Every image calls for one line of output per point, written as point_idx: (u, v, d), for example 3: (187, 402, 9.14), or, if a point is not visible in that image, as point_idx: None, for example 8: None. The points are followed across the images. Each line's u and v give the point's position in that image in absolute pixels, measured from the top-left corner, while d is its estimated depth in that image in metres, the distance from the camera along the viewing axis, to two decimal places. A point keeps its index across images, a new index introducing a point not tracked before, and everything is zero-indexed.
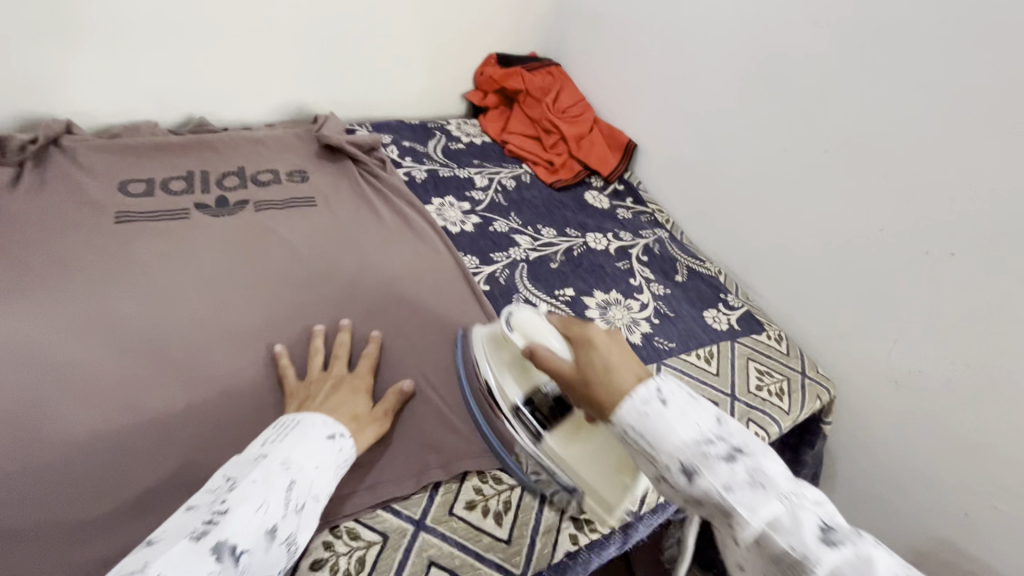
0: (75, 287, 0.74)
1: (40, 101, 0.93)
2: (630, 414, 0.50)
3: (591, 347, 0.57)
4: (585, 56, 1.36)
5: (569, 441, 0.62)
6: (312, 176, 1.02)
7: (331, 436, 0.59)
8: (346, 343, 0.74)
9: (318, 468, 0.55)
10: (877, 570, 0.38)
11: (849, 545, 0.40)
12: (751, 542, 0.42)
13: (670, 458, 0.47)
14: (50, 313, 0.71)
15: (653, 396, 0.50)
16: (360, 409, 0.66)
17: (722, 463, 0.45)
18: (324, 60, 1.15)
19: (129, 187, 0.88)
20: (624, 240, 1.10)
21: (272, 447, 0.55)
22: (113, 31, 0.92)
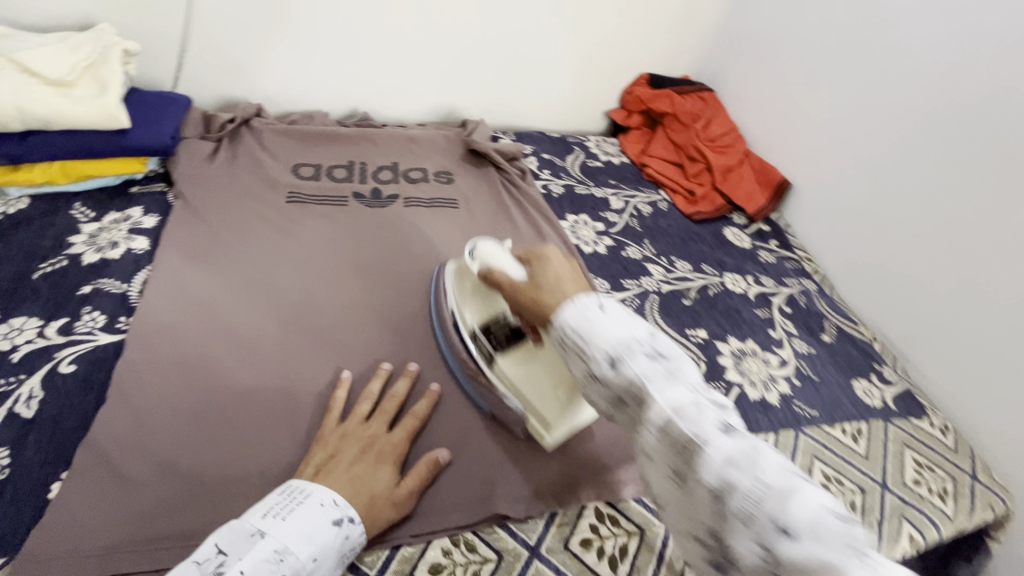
0: (238, 254, 0.79)
1: (239, 85, 1.04)
2: (568, 317, 0.49)
3: (542, 269, 0.57)
4: (744, 83, 1.27)
5: (517, 361, 0.65)
6: (457, 179, 1.05)
7: (337, 522, 0.49)
8: (398, 395, 0.64)
9: (315, 560, 0.46)
10: (763, 461, 0.39)
11: (744, 436, 0.41)
12: (656, 426, 0.42)
13: (599, 351, 0.46)
14: (216, 275, 0.75)
15: (593, 305, 0.49)
16: (380, 488, 0.55)
17: (646, 360, 0.45)
18: (481, 68, 1.18)
19: (301, 170, 0.96)
20: (765, 286, 1.01)
21: (273, 522, 0.47)
22: (306, 27, 1.01)
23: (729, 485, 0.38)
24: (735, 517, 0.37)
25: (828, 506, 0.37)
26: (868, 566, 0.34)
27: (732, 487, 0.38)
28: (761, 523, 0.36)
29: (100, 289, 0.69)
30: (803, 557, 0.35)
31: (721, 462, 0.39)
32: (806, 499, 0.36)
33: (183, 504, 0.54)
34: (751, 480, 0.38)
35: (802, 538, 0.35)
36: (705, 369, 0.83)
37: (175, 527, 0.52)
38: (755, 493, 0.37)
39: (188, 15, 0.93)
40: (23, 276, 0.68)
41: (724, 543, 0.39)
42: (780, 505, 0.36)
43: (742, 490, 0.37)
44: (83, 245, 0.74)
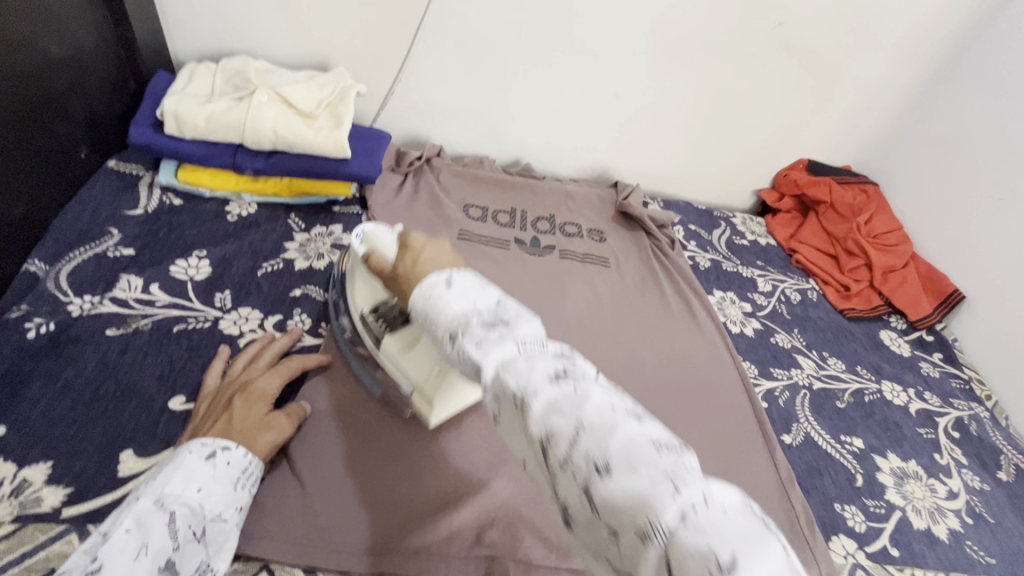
0: None
1: (426, 128, 1.16)
2: (418, 297, 0.46)
3: (406, 248, 0.53)
4: (915, 182, 1.21)
5: (400, 348, 0.60)
6: (608, 238, 1.08)
7: (210, 456, 0.51)
8: (271, 348, 0.67)
9: (202, 490, 0.48)
10: (589, 402, 0.36)
11: (571, 378, 0.37)
12: (495, 386, 0.39)
13: (446, 323, 0.42)
14: None
15: (441, 280, 0.46)
16: (250, 421, 0.57)
17: (480, 327, 0.41)
18: (641, 136, 1.22)
19: (470, 211, 1.04)
20: (929, 403, 0.93)
21: (140, 487, 0.48)
22: (494, 85, 1.11)
23: (553, 432, 0.35)
24: (559, 466, 0.34)
25: (647, 437, 0.34)
26: (680, 496, 0.30)
27: (556, 435, 0.35)
28: (585, 468, 0.33)
29: (308, 294, 0.78)
30: (615, 492, 0.32)
31: (545, 411, 0.36)
32: (621, 435, 0.33)
33: (362, 516, 0.58)
34: (569, 424, 0.35)
35: (617, 475, 0.32)
36: (862, 484, 0.77)
37: (354, 536, 0.56)
38: (573, 435, 0.34)
39: (402, 65, 1.06)
40: (251, 272, 0.79)
41: (560, 498, 0.35)
42: (598, 445, 0.33)
43: (562, 436, 0.34)
44: (295, 252, 0.84)
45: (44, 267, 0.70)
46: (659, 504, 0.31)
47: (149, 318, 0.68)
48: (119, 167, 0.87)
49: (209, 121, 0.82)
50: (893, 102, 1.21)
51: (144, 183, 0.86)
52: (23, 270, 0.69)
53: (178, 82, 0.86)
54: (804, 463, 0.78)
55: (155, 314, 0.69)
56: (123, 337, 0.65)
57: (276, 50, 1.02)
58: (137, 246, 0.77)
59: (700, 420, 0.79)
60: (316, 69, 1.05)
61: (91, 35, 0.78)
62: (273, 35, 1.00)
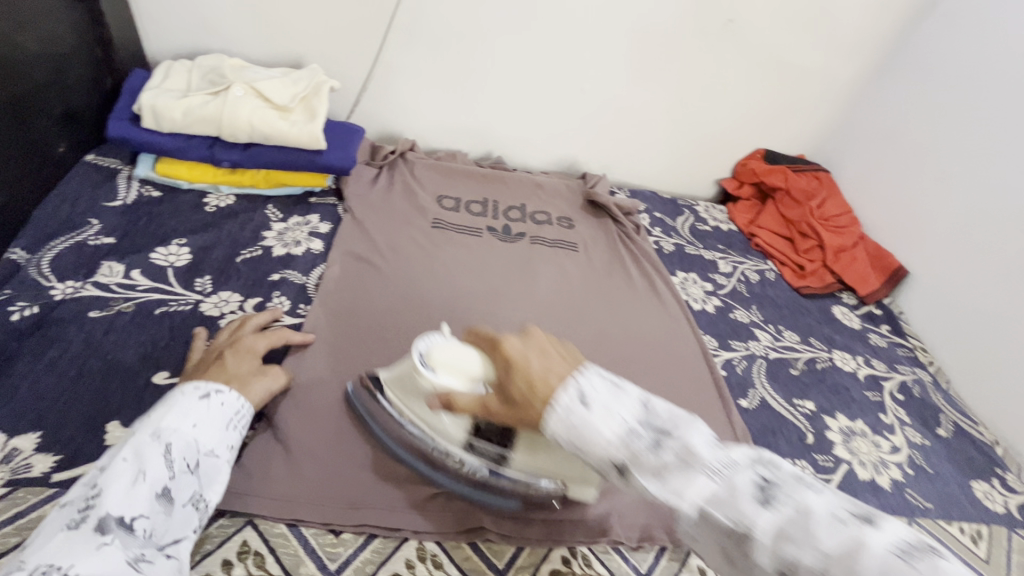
0: (392, 266, 0.90)
1: (400, 123, 1.20)
2: (557, 426, 0.45)
3: (505, 365, 0.50)
4: (862, 168, 1.29)
5: (528, 449, 0.57)
6: (577, 225, 1.13)
7: (205, 396, 0.55)
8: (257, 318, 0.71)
9: (195, 426, 0.52)
10: (815, 508, 0.38)
11: (780, 501, 0.39)
12: (696, 517, 0.41)
13: (609, 456, 0.42)
14: (376, 281, 0.86)
15: (574, 399, 0.45)
16: (240, 372, 0.61)
17: (648, 450, 0.41)
18: (607, 129, 1.27)
19: (444, 201, 1.09)
20: (876, 369, 1.00)
21: (139, 422, 0.51)
22: (465, 81, 1.15)
23: (790, 563, 0.37)
24: None
25: (876, 546, 0.35)
26: None
27: (798, 566, 0.37)
28: None
29: (286, 278, 0.81)
30: None
31: (772, 539, 0.38)
32: (854, 555, 0.35)
33: (341, 476, 0.62)
34: (808, 553, 0.37)
35: None
36: (813, 441, 0.83)
37: (333, 493, 0.60)
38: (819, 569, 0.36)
39: (374, 62, 1.10)
40: (230, 258, 0.82)
41: None
42: (849, 572, 0.35)
43: (803, 564, 0.37)
44: (273, 239, 0.87)
45: (25, 255, 0.72)
46: None
47: (131, 300, 0.71)
48: (97, 161, 0.89)
49: (186, 114, 0.84)
50: (840, 94, 1.29)
51: (122, 176, 0.88)
52: (5, 257, 0.71)
53: (154, 78, 0.89)
54: (759, 424, 0.83)
55: (136, 297, 0.71)
56: (106, 318, 0.68)
57: (250, 48, 1.05)
58: (117, 235, 0.79)
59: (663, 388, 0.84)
60: (290, 66, 1.08)
61: (69, 31, 0.80)
62: (247, 33, 1.03)
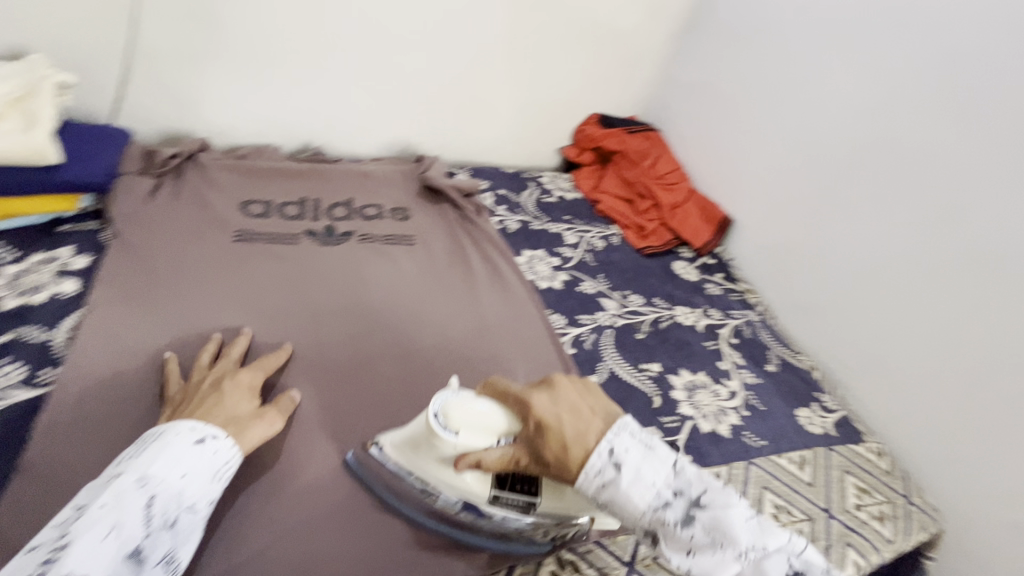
0: (179, 297, 0.74)
1: (184, 119, 1.00)
2: (589, 484, 0.52)
3: (541, 426, 0.54)
4: (687, 125, 1.34)
5: (557, 497, 0.58)
6: (413, 215, 1.04)
7: (199, 442, 0.53)
8: (240, 348, 0.69)
9: (185, 478, 0.50)
10: None
11: (787, 574, 0.47)
12: None
13: (638, 511, 0.51)
14: (157, 319, 0.71)
15: (609, 460, 0.52)
16: (240, 413, 0.60)
17: (675, 515, 0.50)
18: (436, 106, 1.18)
19: (249, 207, 0.93)
20: (713, 319, 1.06)
21: (128, 463, 0.49)
22: (257, 63, 0.99)
23: None
24: None
25: None
26: None
27: None
28: None
29: (21, 338, 0.64)
30: None
31: None
32: None
33: None
34: None
35: None
36: (659, 404, 0.85)
37: None
38: None
39: (130, 47, 0.90)
40: None
41: None
42: None
43: None
44: (2, 290, 0.68)
45: None
46: None
47: None
48: None
49: None
50: (658, 53, 1.32)
51: None
52: None
53: None
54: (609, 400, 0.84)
55: None
56: None
57: None
58: None
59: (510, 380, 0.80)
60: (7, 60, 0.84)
61: None
62: None
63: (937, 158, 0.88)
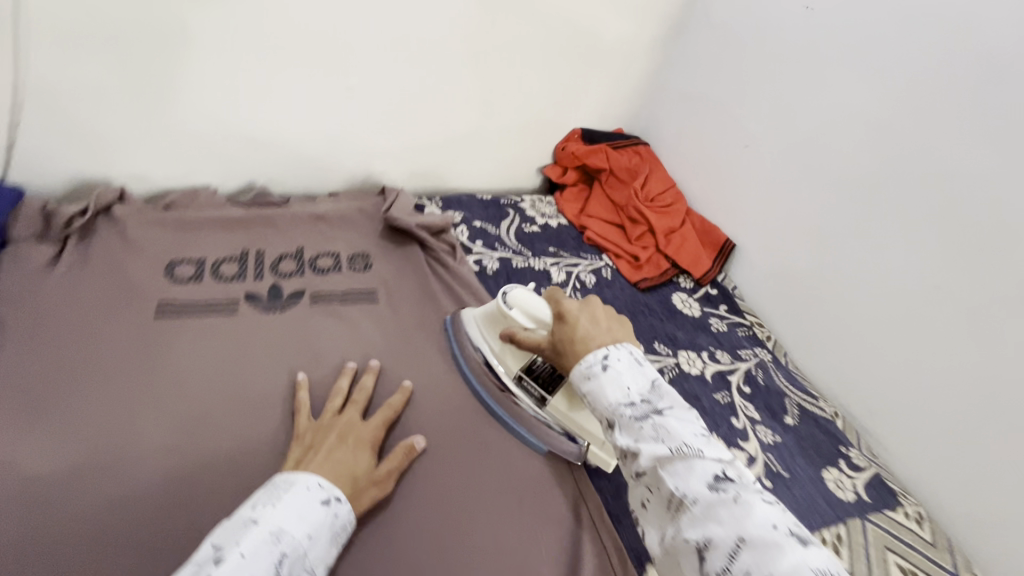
0: (80, 409, 0.62)
1: (95, 165, 0.85)
2: (579, 376, 0.57)
3: (565, 320, 0.63)
4: (679, 138, 1.21)
5: (568, 404, 0.71)
6: (375, 263, 0.90)
7: (326, 502, 0.52)
8: (367, 389, 0.70)
9: (310, 537, 0.49)
10: (748, 522, 0.42)
11: (730, 494, 0.44)
12: (653, 480, 0.49)
13: (602, 405, 0.54)
14: (51, 444, 0.59)
15: (600, 363, 0.56)
16: (360, 469, 0.60)
17: (634, 414, 0.52)
18: (398, 130, 1.04)
19: (176, 270, 0.78)
20: (722, 363, 0.94)
21: (262, 509, 0.49)
22: (175, 96, 0.83)
23: (711, 541, 0.43)
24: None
25: (807, 566, 0.40)
26: None
27: (712, 541, 0.43)
28: None
29: None
30: None
31: (704, 521, 0.44)
32: (785, 560, 0.40)
33: None
34: (723, 534, 0.43)
35: None
36: None
37: None
38: (732, 549, 0.42)
39: (12, 88, 0.74)
40: None
41: None
42: (761, 563, 0.40)
43: (717, 547, 0.43)
44: None
45: None
46: None
47: None
48: None
49: None
50: (644, 58, 1.18)
51: None
52: None
53: None
54: (611, 486, 0.73)
55: None
56: None
57: None
58: None
59: (494, 474, 0.69)
60: None
61: None
62: None
63: (975, 181, 0.76)
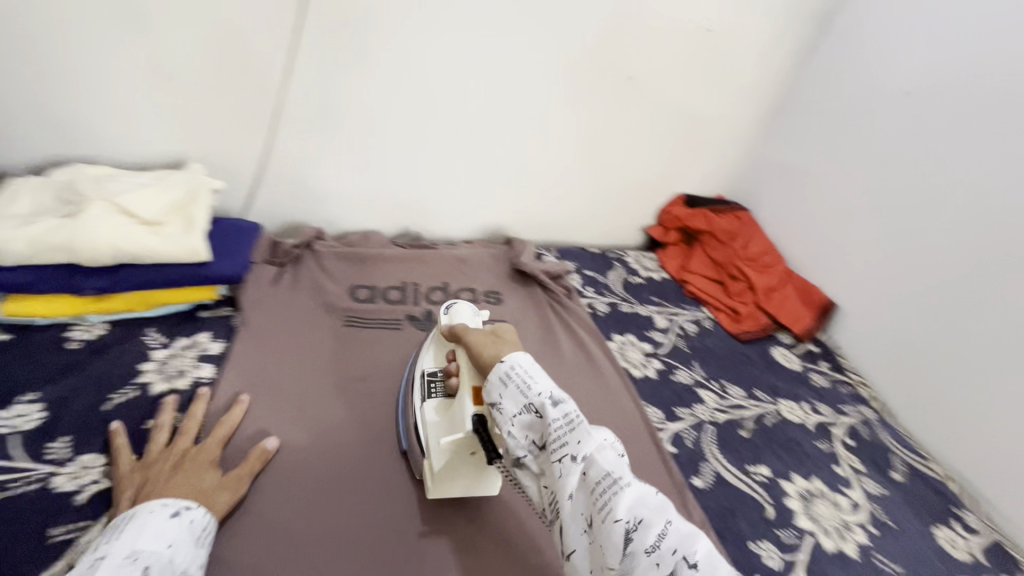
0: (297, 388, 0.81)
1: (302, 210, 1.11)
2: (518, 359, 0.64)
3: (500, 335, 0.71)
4: (779, 205, 1.31)
5: (445, 412, 0.71)
6: (505, 299, 1.07)
7: (175, 514, 0.57)
8: (196, 416, 0.71)
9: (171, 545, 0.55)
10: (670, 513, 0.52)
11: (650, 487, 0.54)
12: (587, 463, 0.54)
13: (539, 391, 0.59)
14: (282, 411, 0.77)
15: (522, 358, 0.64)
16: (207, 484, 0.63)
17: (569, 404, 0.59)
18: (527, 191, 1.23)
19: (358, 293, 1.00)
20: (824, 415, 0.98)
21: (109, 545, 0.53)
22: (369, 160, 1.08)
23: (641, 520, 0.51)
24: (646, 553, 0.50)
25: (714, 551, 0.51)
26: None
27: (644, 524, 0.51)
28: (670, 560, 0.49)
29: (166, 424, 0.71)
30: None
31: (635, 503, 0.52)
32: (702, 543, 0.50)
33: None
34: (661, 521, 0.51)
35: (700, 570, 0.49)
36: (774, 514, 0.78)
37: None
38: (662, 531, 0.50)
39: (266, 152, 1.01)
40: (94, 408, 0.70)
41: None
42: (689, 543, 0.50)
43: (653, 529, 0.50)
44: (152, 373, 0.76)
45: None
46: None
47: None
48: None
49: (32, 245, 0.74)
50: (746, 132, 1.31)
51: None
52: None
53: None
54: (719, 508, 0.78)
55: None
56: None
57: (117, 150, 0.95)
58: None
59: None
60: (169, 166, 0.98)
61: None
62: (114, 139, 0.93)
63: None
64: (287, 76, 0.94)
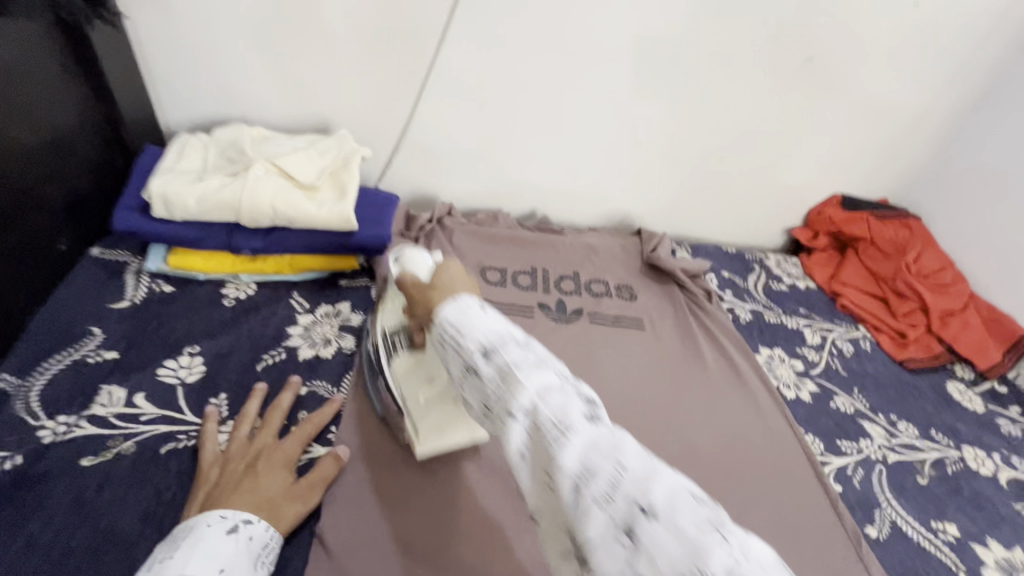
0: None
1: (434, 184, 1.08)
2: (448, 309, 0.46)
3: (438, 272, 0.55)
4: (963, 217, 1.12)
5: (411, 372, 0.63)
6: (640, 295, 0.99)
7: (233, 530, 0.50)
8: (282, 407, 0.66)
9: (224, 570, 0.47)
10: (631, 454, 0.36)
11: (604, 425, 0.38)
12: (526, 416, 0.39)
13: (472, 343, 0.42)
14: None
15: (468, 300, 0.47)
16: (274, 492, 0.57)
17: (514, 347, 0.42)
18: (665, 180, 1.13)
19: (488, 274, 0.96)
20: (1019, 471, 0.82)
21: (158, 565, 0.45)
22: (506, 138, 1.03)
23: (589, 472, 0.35)
24: (596, 511, 0.34)
25: (689, 492, 0.35)
26: (729, 544, 0.32)
27: (592, 474, 0.35)
28: (626, 515, 0.34)
29: (314, 393, 0.70)
30: (666, 541, 0.32)
31: (584, 450, 0.36)
32: (668, 486, 0.34)
33: None
34: (612, 469, 0.35)
35: (664, 524, 0.33)
36: None
37: None
38: (613, 480, 0.35)
39: (407, 123, 0.99)
40: (250, 367, 0.71)
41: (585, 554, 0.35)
42: (648, 493, 0.34)
43: (602, 482, 0.35)
44: (299, 338, 0.76)
45: (18, 385, 0.63)
46: (710, 552, 0.31)
47: (133, 437, 0.61)
48: (105, 255, 0.81)
49: (201, 202, 0.75)
50: (931, 129, 1.11)
51: (131, 271, 0.79)
52: None
53: (167, 158, 0.79)
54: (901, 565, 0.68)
55: (141, 433, 0.61)
56: (104, 466, 0.58)
57: (271, 113, 0.96)
58: (123, 347, 0.70)
59: (771, 514, 0.70)
60: (316, 132, 0.98)
61: (72, 114, 0.74)
62: (269, 102, 0.94)
63: None
64: (439, 44, 0.89)
